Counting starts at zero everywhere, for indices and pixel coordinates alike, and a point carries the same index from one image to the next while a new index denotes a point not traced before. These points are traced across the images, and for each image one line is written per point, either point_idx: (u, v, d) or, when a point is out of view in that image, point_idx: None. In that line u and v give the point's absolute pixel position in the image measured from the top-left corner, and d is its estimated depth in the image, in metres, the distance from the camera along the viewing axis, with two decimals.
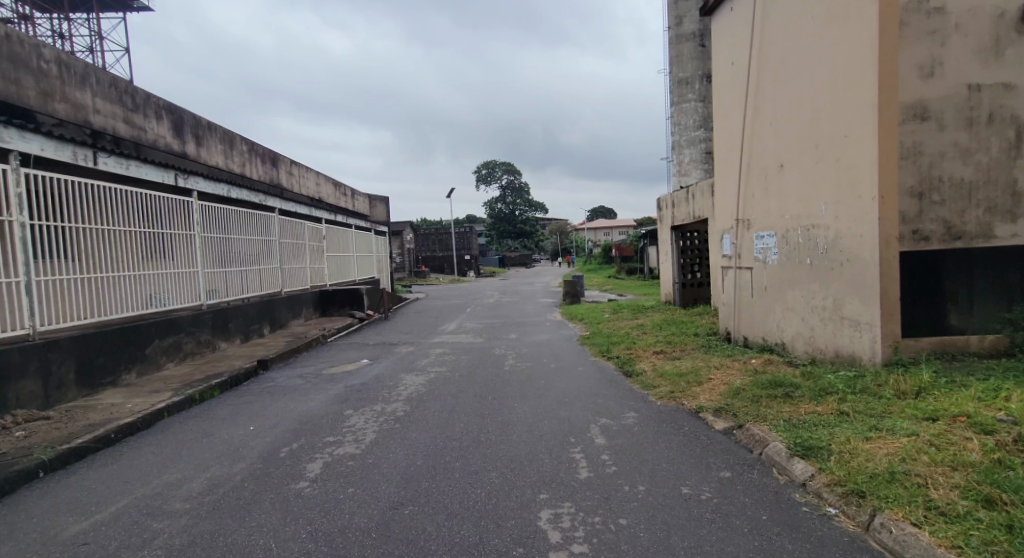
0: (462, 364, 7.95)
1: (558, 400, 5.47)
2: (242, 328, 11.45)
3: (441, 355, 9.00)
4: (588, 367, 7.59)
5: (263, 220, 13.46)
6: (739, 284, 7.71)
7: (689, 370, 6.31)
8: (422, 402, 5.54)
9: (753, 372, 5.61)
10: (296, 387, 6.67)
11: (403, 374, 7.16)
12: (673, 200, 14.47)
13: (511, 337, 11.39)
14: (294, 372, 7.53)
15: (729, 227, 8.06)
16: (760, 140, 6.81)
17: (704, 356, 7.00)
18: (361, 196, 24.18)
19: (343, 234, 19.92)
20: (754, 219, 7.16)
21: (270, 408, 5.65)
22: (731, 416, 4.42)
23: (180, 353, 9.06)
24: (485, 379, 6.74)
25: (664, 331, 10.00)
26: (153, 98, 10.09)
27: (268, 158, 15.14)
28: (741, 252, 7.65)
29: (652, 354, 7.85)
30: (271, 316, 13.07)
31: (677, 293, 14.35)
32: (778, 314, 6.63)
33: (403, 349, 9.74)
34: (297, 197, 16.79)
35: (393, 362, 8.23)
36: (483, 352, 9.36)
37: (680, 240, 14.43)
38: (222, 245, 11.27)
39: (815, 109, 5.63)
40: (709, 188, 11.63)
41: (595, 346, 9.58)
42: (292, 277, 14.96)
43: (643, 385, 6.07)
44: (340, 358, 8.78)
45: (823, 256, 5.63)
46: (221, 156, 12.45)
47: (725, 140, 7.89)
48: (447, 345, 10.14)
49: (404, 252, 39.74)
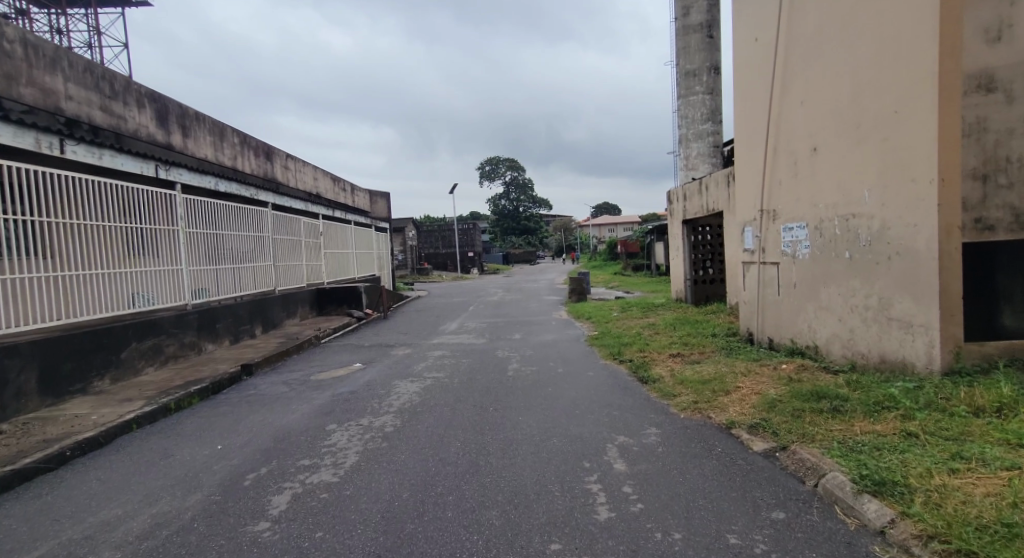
0: (462, 369, 7.36)
1: (567, 412, 4.87)
2: (232, 329, 10.88)
3: (440, 358, 8.41)
4: (599, 372, 6.98)
5: (255, 215, 12.88)
6: (764, 280, 7.08)
7: (713, 376, 5.68)
8: (415, 415, 4.94)
9: (788, 380, 4.98)
10: (279, 395, 6.07)
11: (397, 380, 6.57)
12: (684, 193, 13.81)
13: (514, 338, 10.78)
14: (280, 378, 6.94)
15: (751, 219, 7.43)
16: (791, 122, 6.18)
17: (726, 361, 6.38)
18: (360, 192, 23.58)
19: (341, 230, 19.33)
20: (781, 209, 6.55)
21: (245, 421, 5.06)
22: (771, 435, 3.79)
23: (161, 356, 8.49)
24: (486, 386, 6.14)
25: (678, 332, 9.36)
26: (134, 85, 9.52)
27: (262, 151, 14.59)
28: (765, 246, 7.01)
29: (668, 358, 7.22)
30: (264, 316, 12.51)
31: (689, 290, 13.76)
32: (810, 315, 6.01)
33: (399, 351, 9.15)
34: (292, 192, 16.22)
35: (387, 366, 7.64)
36: (484, 354, 8.76)
37: (692, 235, 13.80)
38: (209, 241, 10.69)
39: (857, 84, 5.01)
40: (724, 180, 10.97)
41: (605, 347, 8.96)
42: (286, 274, 14.39)
43: (662, 394, 5.45)
44: (331, 362, 8.20)
45: (864, 249, 5.02)
46: (210, 149, 11.88)
47: (748, 125, 7.29)
48: (446, 347, 9.54)
49: (406, 249, 39.12)
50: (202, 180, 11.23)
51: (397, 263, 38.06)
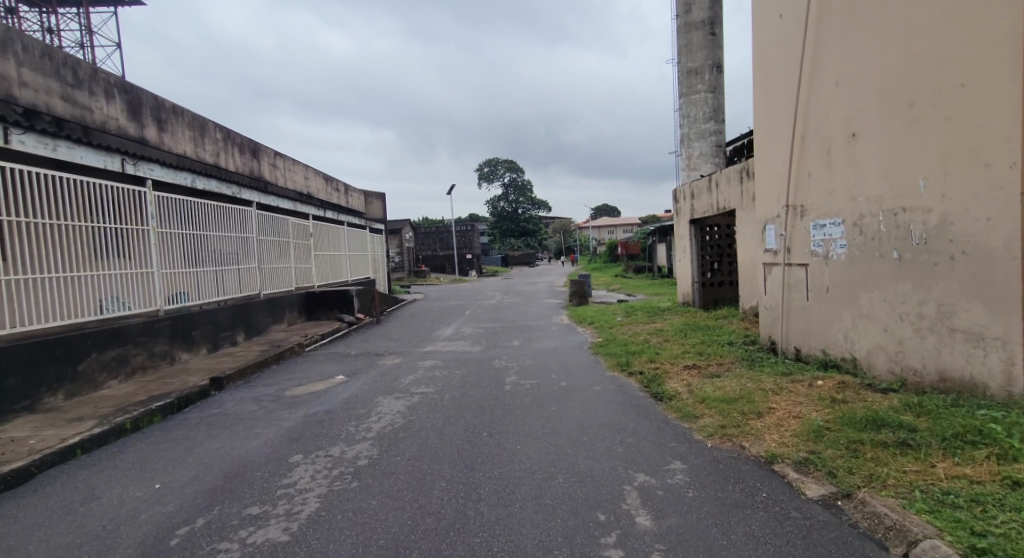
0: (454, 382, 6.63)
1: (575, 441, 4.12)
2: (210, 336, 10.14)
3: (431, 368, 7.68)
4: (607, 387, 6.23)
5: (238, 215, 12.17)
6: (789, 284, 6.39)
7: (740, 395, 4.96)
8: (397, 442, 4.24)
9: (831, 402, 4.27)
10: (246, 415, 5.36)
11: (380, 397, 5.84)
12: (692, 191, 13.11)
13: (513, 346, 10.04)
14: (251, 394, 6.20)
15: (774, 216, 6.74)
16: (823, 104, 5.53)
17: (750, 375, 5.67)
18: (354, 193, 22.84)
19: (334, 231, 18.62)
20: (810, 204, 5.89)
21: (198, 449, 4.32)
22: (827, 475, 3.07)
23: (126, 368, 7.77)
24: (480, 404, 5.44)
25: (690, 340, 8.61)
26: (102, 74, 8.81)
27: (248, 149, 13.88)
28: (792, 245, 6.32)
29: (683, 371, 6.47)
30: (247, 322, 11.76)
31: (697, 293, 13.14)
32: (847, 323, 5.31)
33: (387, 362, 8.41)
34: (281, 191, 15.49)
35: (372, 380, 6.90)
36: (480, 365, 8.01)
37: (700, 235, 13.14)
38: (186, 243, 9.97)
39: (909, 57, 4.38)
40: (736, 176, 10.29)
41: (611, 357, 8.20)
42: (273, 277, 13.66)
43: (682, 415, 4.72)
44: (312, 373, 7.47)
45: (919, 248, 4.34)
46: (189, 144, 11.17)
47: (771, 111, 6.62)
48: (439, 356, 8.80)
49: (403, 252, 38.23)
50: (179, 177, 10.51)
51: (394, 266, 37.24)
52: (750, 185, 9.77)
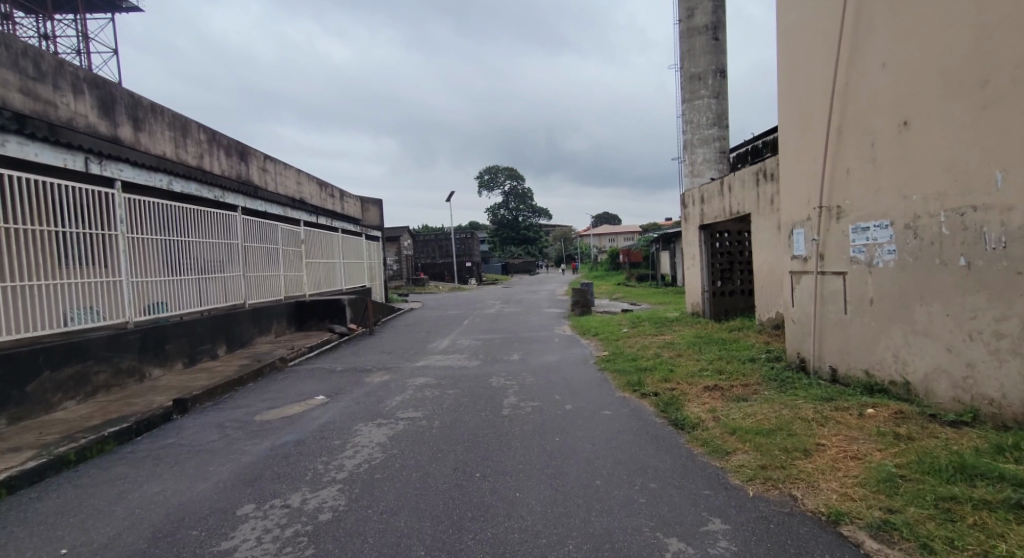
0: (445, 404, 5.91)
1: (587, 489, 3.41)
2: (187, 349, 9.42)
3: (422, 388, 6.94)
4: (619, 412, 5.51)
5: (223, 220, 11.51)
6: (822, 295, 5.71)
7: (777, 426, 4.26)
8: (372, 487, 3.52)
9: (892, 438, 3.58)
10: (203, 445, 4.64)
11: (360, 423, 5.12)
12: (701, 195, 12.44)
13: (513, 360, 9.32)
14: (216, 418, 5.48)
15: (802, 219, 6.07)
16: (863, 91, 4.91)
17: (784, 401, 4.96)
18: (350, 199, 22.20)
19: (327, 238, 17.97)
20: (848, 204, 5.24)
21: (133, 493, 3.60)
22: (923, 547, 2.40)
23: (86, 387, 7.05)
24: (474, 434, 4.73)
25: (706, 356, 7.89)
26: (70, 67, 8.14)
27: (235, 151, 13.23)
28: (825, 252, 5.65)
29: (704, 393, 5.74)
30: (230, 334, 11.06)
31: (707, 302, 12.53)
32: (898, 342, 4.63)
33: (375, 379, 7.68)
34: (271, 196, 14.85)
35: (354, 402, 6.17)
36: (476, 383, 7.28)
37: (710, 242, 12.50)
38: (163, 249, 9.31)
39: (984, 33, 3.80)
40: (752, 178, 9.62)
41: (620, 374, 7.48)
42: (260, 286, 12.98)
43: (711, 451, 4.03)
44: (290, 393, 6.74)
45: (994, 254, 3.78)
46: (169, 145, 10.50)
47: (798, 104, 5.99)
48: (432, 373, 8.08)
49: (402, 259, 37.53)
50: (156, 179, 9.85)
51: (391, 274, 36.53)
52: (768, 188, 9.10)
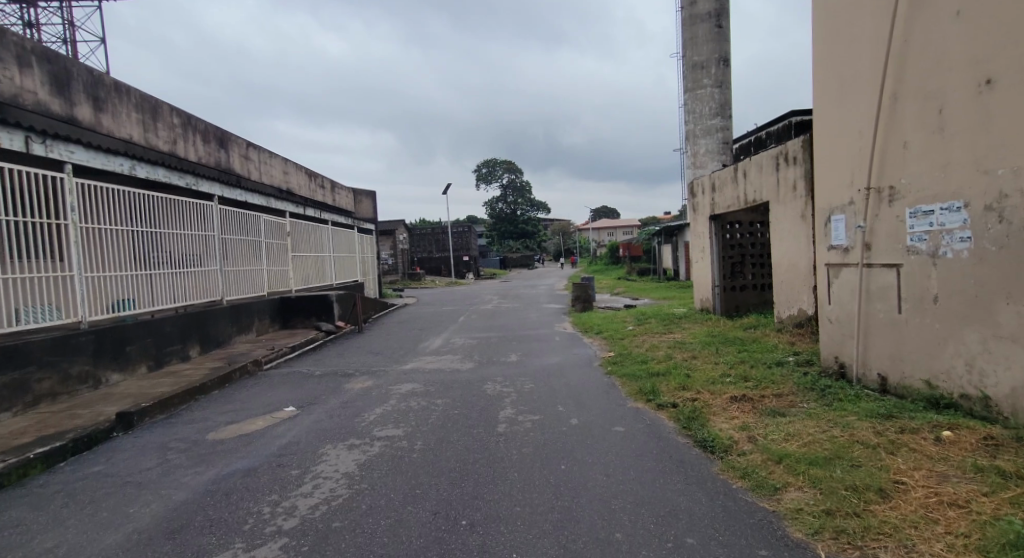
0: (431, 419, 5.10)
1: (606, 549, 2.61)
2: (152, 352, 8.60)
3: (407, 397, 6.14)
4: (634, 429, 4.73)
5: (197, 211, 10.67)
6: (869, 291, 4.93)
7: (832, 452, 3.48)
8: (326, 544, 2.73)
9: (996, 477, 2.82)
10: (135, 473, 3.83)
11: (328, 445, 4.32)
12: (712, 183, 11.63)
13: (510, 362, 8.53)
14: (160, 437, 4.65)
15: (843, 204, 5.27)
16: (929, 49, 4.12)
17: (831, 419, 4.17)
18: (341, 191, 21.34)
19: (315, 231, 17.16)
20: (903, 183, 4.46)
21: (15, 552, 2.77)
22: None
23: (26, 396, 6.24)
24: (463, 460, 3.95)
25: (724, 358, 7.11)
26: (14, 37, 7.24)
27: (213, 137, 12.36)
28: (873, 241, 4.85)
29: (730, 406, 4.96)
30: (204, 333, 10.23)
31: (718, 298, 11.80)
32: (973, 348, 3.87)
33: (355, 386, 6.87)
34: (254, 186, 14.00)
35: (327, 415, 5.36)
36: (470, 390, 6.48)
37: (721, 233, 11.77)
38: (128, 241, 8.48)
39: None
40: (771, 163, 8.82)
41: (629, 380, 6.70)
42: (240, 282, 12.15)
43: (756, 486, 3.25)
44: (256, 404, 5.92)
45: None
46: (137, 128, 9.63)
47: (838, 69, 5.18)
48: (420, 378, 7.27)
49: (397, 254, 36.71)
50: (118, 165, 8.86)
51: (387, 269, 35.72)
52: (790, 173, 8.31)
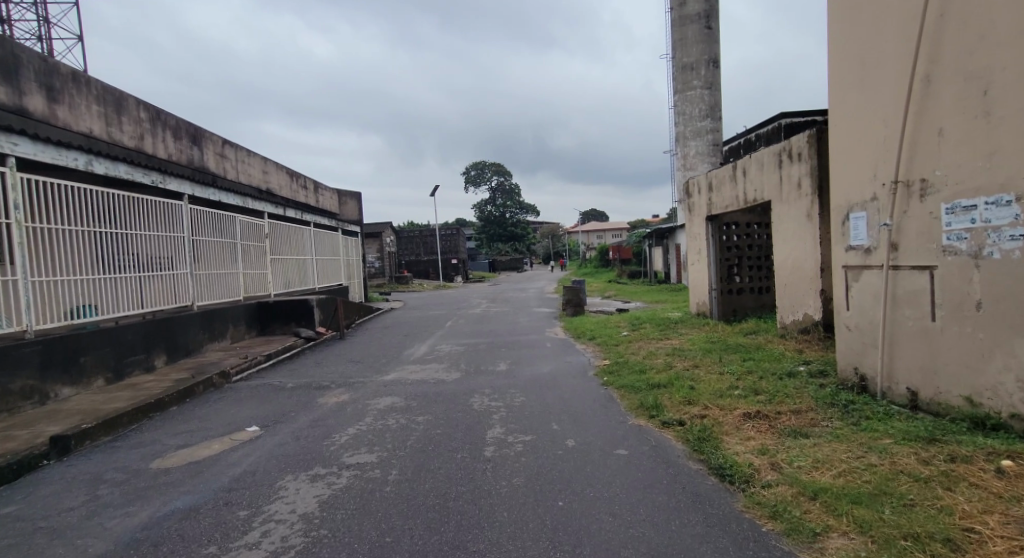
0: (409, 441, 4.55)
1: None
2: (111, 363, 7.94)
3: (385, 413, 5.56)
4: (638, 453, 4.20)
5: (166, 211, 10.03)
6: (896, 296, 4.46)
7: (876, 485, 2.99)
8: None
9: None
10: (52, 515, 3.22)
11: (289, 476, 3.74)
12: (708, 183, 11.20)
13: (499, 371, 7.99)
14: (95, 466, 4.03)
15: (864, 201, 4.81)
16: (975, 26, 3.70)
17: (862, 441, 3.69)
18: (325, 191, 20.68)
19: (296, 233, 16.51)
20: (938, 175, 4.01)
21: None
22: None
23: None
24: (444, 494, 3.40)
25: (728, 367, 6.61)
26: None
27: (185, 133, 11.72)
28: (900, 241, 4.39)
29: (743, 424, 4.45)
30: (172, 341, 9.56)
31: (715, 302, 11.36)
32: None
33: (329, 401, 6.27)
34: (230, 185, 13.35)
35: (293, 436, 4.77)
36: (455, 405, 5.91)
37: (717, 234, 11.34)
38: (86, 243, 7.83)
39: None
40: (774, 160, 8.38)
41: (628, 393, 6.17)
42: (214, 286, 11.49)
43: (791, 530, 2.74)
44: (216, 423, 5.31)
45: None
46: (99, 121, 8.98)
47: (860, 51, 4.73)
48: (401, 391, 6.69)
49: (384, 257, 35.97)
50: (69, 159, 8.14)
51: (373, 272, 35.01)
52: (794, 170, 7.87)
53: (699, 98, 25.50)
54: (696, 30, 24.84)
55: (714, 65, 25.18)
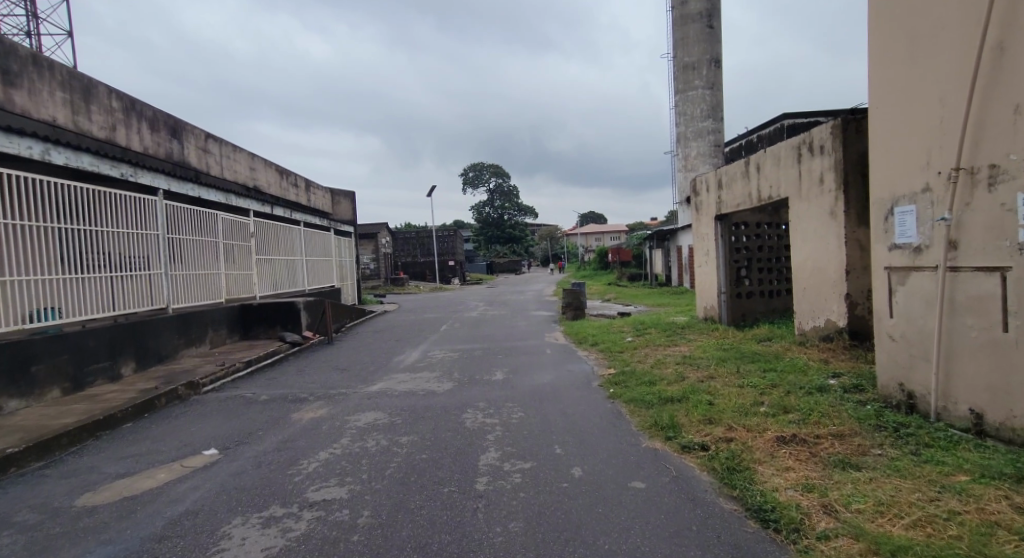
0: (388, 470, 3.90)
1: None
2: (69, 372, 7.33)
3: (363, 432, 4.90)
4: (657, 485, 3.57)
5: (139, 207, 9.37)
6: (955, 303, 3.82)
7: (969, 544, 2.37)
8: None
9: None
10: None
11: (236, 519, 3.11)
12: (718, 180, 10.57)
13: (495, 381, 7.34)
14: (9, 503, 3.40)
15: (913, 193, 4.18)
16: None
17: (930, 478, 3.05)
18: (318, 191, 20.05)
19: (285, 233, 15.86)
20: (1012, 160, 3.39)
21: None
22: None
23: None
24: (422, 545, 2.77)
25: (747, 379, 5.97)
26: None
27: (164, 126, 11.08)
28: (961, 238, 3.76)
29: (779, 451, 3.81)
30: (142, 347, 8.90)
31: (724, 306, 10.74)
32: None
33: (305, 417, 5.61)
34: (213, 182, 12.68)
35: (253, 462, 4.12)
36: (443, 422, 5.24)
37: (726, 235, 10.73)
38: (43, 240, 7.17)
39: None
40: (792, 154, 7.76)
41: (638, 409, 5.53)
42: (192, 288, 10.82)
43: None
44: (170, 445, 4.67)
45: None
46: (62, 109, 8.33)
47: (910, 20, 4.11)
48: (386, 405, 6.02)
49: (381, 258, 35.31)
50: (23, 147, 7.48)
51: (369, 274, 34.36)
52: (815, 165, 7.25)
53: (700, 98, 24.96)
54: (698, 28, 24.45)
55: (716, 65, 24.69)
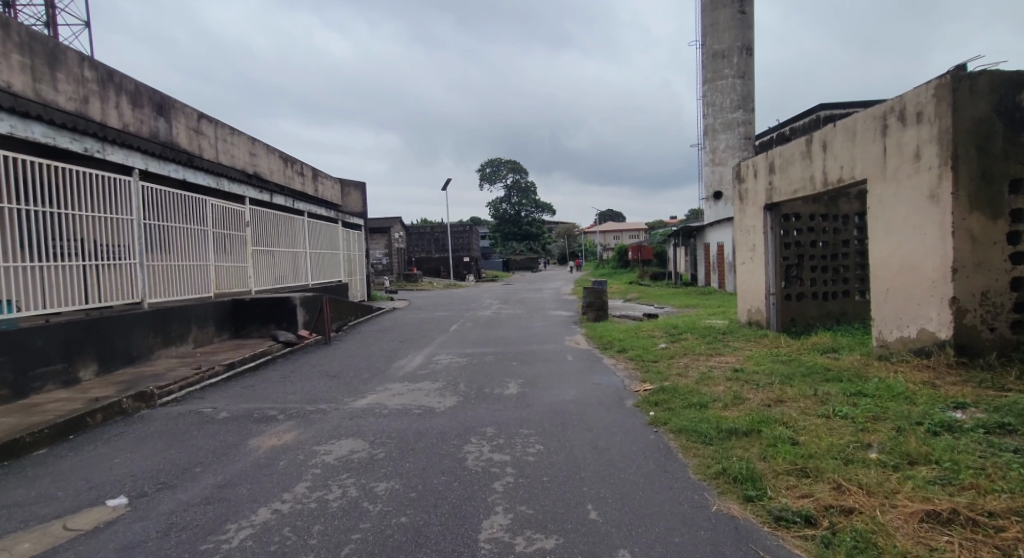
0: (345, 548, 2.66)
1: None
2: (8, 377, 6.23)
3: (328, 474, 3.66)
4: None
5: (113, 188, 8.27)
6: None
7: None
8: None
9: None
10: None
11: None
12: (768, 163, 9.14)
13: (507, 396, 6.08)
14: None
15: None
16: None
17: None
18: (325, 180, 18.97)
19: (285, 224, 14.76)
20: None
21: None
22: None
23: None
24: None
25: (829, 406, 4.63)
26: None
27: (148, 102, 10.01)
28: None
29: (943, 541, 2.48)
30: (108, 347, 7.82)
31: (772, 309, 9.35)
32: None
33: (264, 444, 4.41)
34: (208, 165, 11.56)
35: (160, 527, 2.91)
36: (436, 459, 3.98)
37: (776, 228, 9.31)
38: None
39: None
40: (875, 126, 6.34)
41: (693, 445, 4.21)
42: (176, 281, 9.74)
43: None
44: (70, 489, 3.48)
45: None
46: (18, 72, 7.26)
47: None
48: (369, 430, 4.79)
49: (392, 252, 34.27)
50: None
51: (380, 268, 33.37)
52: (907, 136, 5.84)
53: (730, 87, 23.36)
54: (729, 14, 22.95)
55: (747, 52, 23.09)
